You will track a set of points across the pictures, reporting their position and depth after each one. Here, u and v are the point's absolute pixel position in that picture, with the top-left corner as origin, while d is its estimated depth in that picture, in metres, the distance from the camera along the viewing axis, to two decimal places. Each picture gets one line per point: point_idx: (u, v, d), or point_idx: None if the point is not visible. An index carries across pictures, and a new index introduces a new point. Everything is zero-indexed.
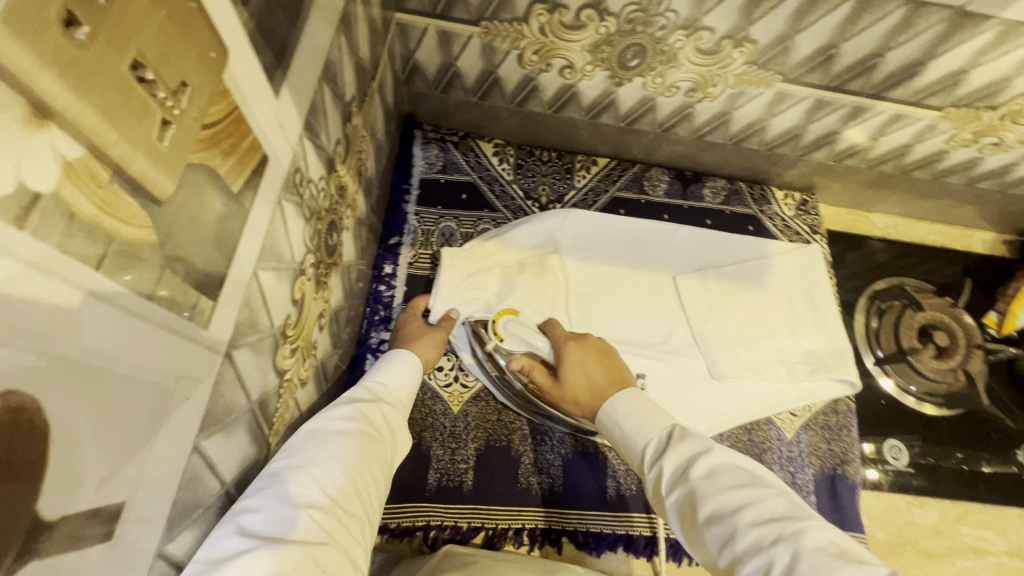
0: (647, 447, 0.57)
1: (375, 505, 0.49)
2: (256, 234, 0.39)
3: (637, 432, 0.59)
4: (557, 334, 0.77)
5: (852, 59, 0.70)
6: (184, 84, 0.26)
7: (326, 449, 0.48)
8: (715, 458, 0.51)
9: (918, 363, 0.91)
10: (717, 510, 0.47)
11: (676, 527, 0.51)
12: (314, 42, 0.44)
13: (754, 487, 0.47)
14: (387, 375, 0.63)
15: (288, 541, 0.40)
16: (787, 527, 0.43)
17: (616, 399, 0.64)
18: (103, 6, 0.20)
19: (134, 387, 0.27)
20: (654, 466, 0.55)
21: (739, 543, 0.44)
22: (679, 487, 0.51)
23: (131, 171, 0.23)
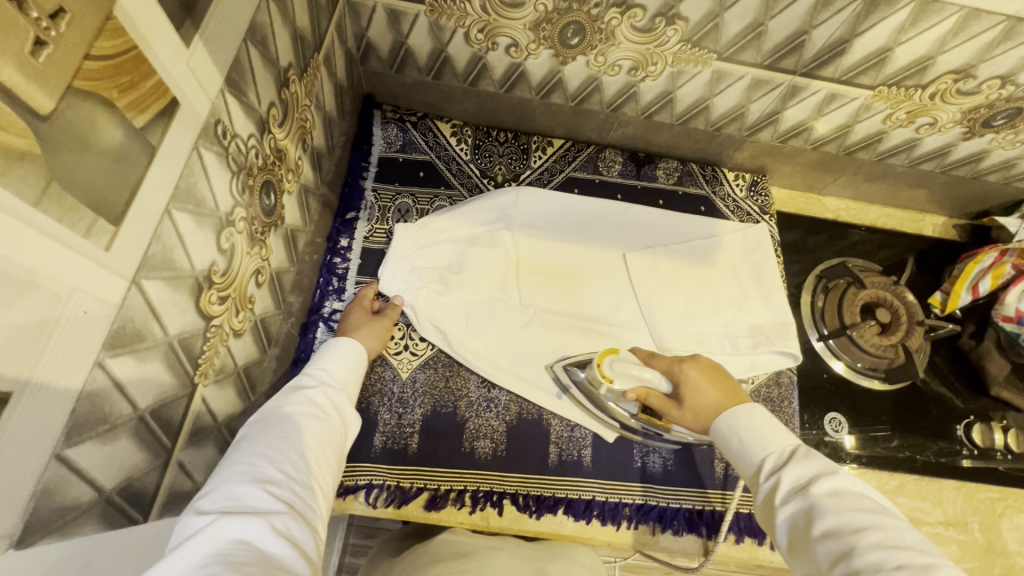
0: (766, 458, 0.60)
1: (326, 478, 0.56)
2: (168, 173, 0.42)
3: (755, 444, 0.62)
4: (664, 361, 0.76)
5: (781, 36, 0.73)
6: (61, 9, 0.29)
7: (272, 437, 0.54)
8: (840, 481, 0.53)
9: (859, 338, 0.92)
10: (839, 526, 0.48)
11: (781, 539, 0.54)
12: (234, 1, 0.47)
13: (879, 515, 0.49)
14: (328, 363, 0.70)
15: (248, 510, 0.45)
16: (915, 559, 0.44)
17: (736, 412, 0.66)
18: None
19: (19, 286, 0.30)
20: (771, 476, 0.57)
21: (859, 559, 0.45)
22: (798, 498, 0.53)
23: (4, 80, 0.26)
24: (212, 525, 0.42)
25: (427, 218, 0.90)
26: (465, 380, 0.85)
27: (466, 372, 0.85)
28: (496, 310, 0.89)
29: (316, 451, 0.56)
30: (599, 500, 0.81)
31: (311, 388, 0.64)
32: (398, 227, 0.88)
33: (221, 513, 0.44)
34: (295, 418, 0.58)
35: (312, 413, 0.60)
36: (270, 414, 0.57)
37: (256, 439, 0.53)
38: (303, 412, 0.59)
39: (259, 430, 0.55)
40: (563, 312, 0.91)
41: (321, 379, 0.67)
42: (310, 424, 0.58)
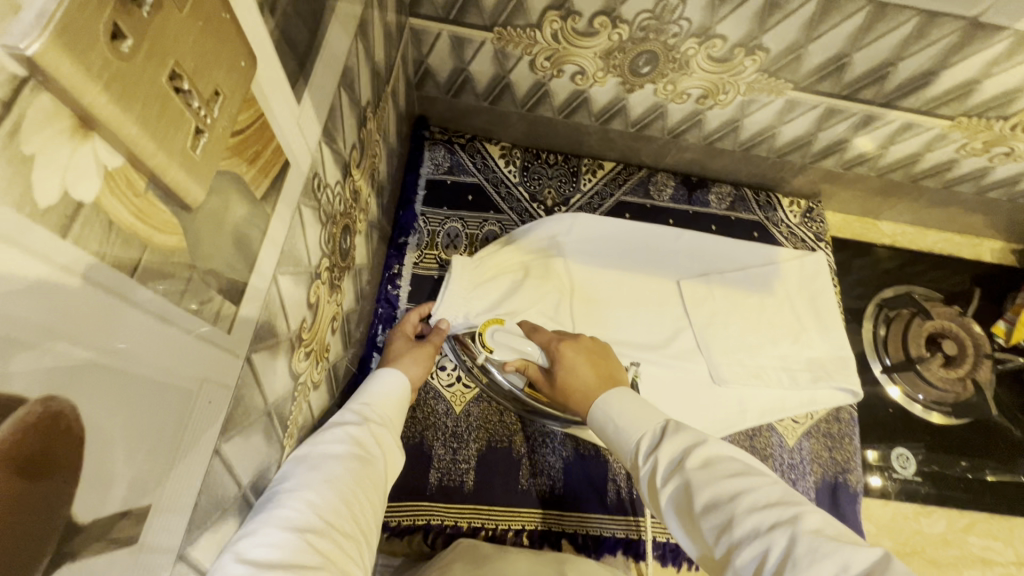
0: (642, 438, 0.55)
1: (365, 523, 0.50)
2: (277, 239, 0.39)
3: (631, 426, 0.57)
4: (543, 337, 0.74)
5: (865, 68, 0.70)
6: (216, 93, 0.26)
7: (314, 475, 0.48)
8: (710, 449, 0.50)
9: (926, 372, 0.92)
10: (715, 496, 0.46)
11: (668, 522, 0.50)
12: (333, 48, 0.45)
13: (748, 474, 0.47)
14: (376, 395, 0.63)
15: (285, 567, 0.40)
16: (784, 513, 0.43)
17: (611, 396, 0.61)
18: (146, 18, 0.20)
19: (162, 391, 0.27)
20: (650, 458, 0.53)
21: (737, 530, 0.43)
22: (675, 476, 0.50)
23: (165, 180, 0.24)
24: None
25: (480, 253, 0.87)
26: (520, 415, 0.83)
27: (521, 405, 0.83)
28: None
29: (356, 495, 0.50)
30: (659, 542, 0.79)
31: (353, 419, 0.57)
32: (455, 260, 0.84)
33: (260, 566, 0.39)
34: (337, 456, 0.51)
35: (358, 454, 0.53)
36: (318, 448, 0.51)
37: (302, 474, 0.48)
38: (349, 451, 0.53)
39: (302, 463, 0.49)
40: (619, 342, 0.88)
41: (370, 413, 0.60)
42: (352, 462, 0.52)
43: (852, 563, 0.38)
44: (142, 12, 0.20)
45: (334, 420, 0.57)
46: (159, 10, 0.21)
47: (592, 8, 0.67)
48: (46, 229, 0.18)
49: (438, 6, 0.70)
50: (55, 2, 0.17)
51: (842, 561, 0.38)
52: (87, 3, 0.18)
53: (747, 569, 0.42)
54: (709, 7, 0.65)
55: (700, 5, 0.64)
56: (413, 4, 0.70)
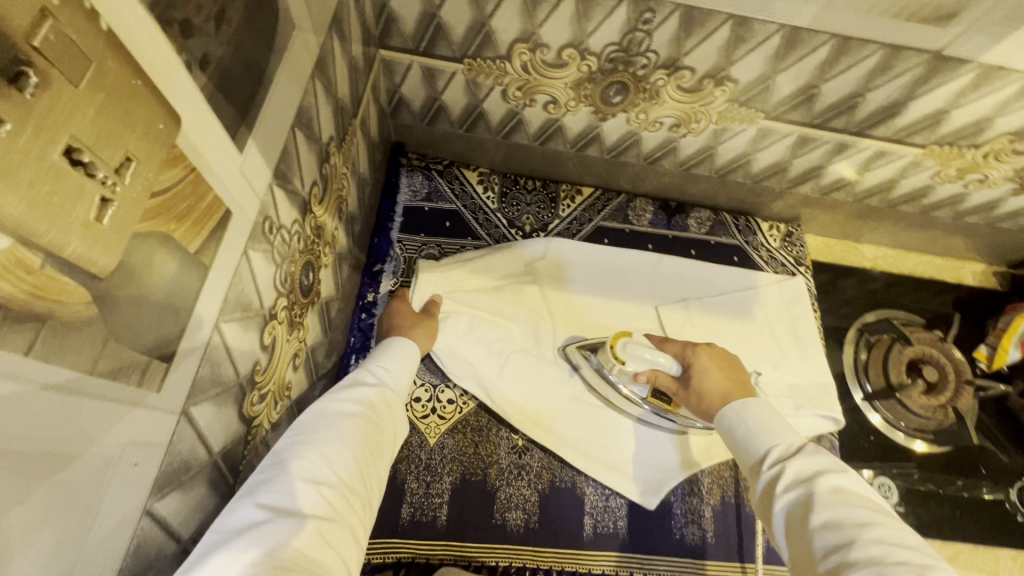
0: (774, 449, 0.58)
1: (374, 478, 0.52)
2: (218, 289, 0.38)
3: (764, 436, 0.60)
4: (676, 347, 0.77)
5: (833, 99, 0.70)
6: (128, 160, 0.26)
7: (330, 431, 0.49)
8: (846, 481, 0.52)
9: (907, 399, 0.91)
10: (839, 519, 0.47)
11: (776, 525, 0.53)
12: (284, 92, 0.45)
13: (880, 515, 0.48)
14: (395, 357, 0.63)
15: (296, 516, 0.42)
16: (912, 559, 0.44)
17: (748, 404, 0.65)
18: (29, 100, 0.20)
19: (72, 464, 0.27)
20: (774, 466, 0.56)
21: (856, 551, 0.44)
22: (799, 487, 0.52)
23: (66, 254, 0.23)
24: (263, 527, 0.40)
25: (444, 263, 0.87)
26: (496, 445, 0.81)
27: (495, 436, 0.81)
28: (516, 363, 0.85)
29: (368, 452, 0.51)
30: None
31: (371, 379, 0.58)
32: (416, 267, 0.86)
33: (273, 514, 0.41)
34: (353, 412, 0.53)
35: (374, 414, 0.54)
36: (336, 403, 0.53)
37: (319, 427, 0.49)
38: (365, 410, 0.54)
39: (320, 418, 0.50)
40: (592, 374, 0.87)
41: (387, 376, 0.60)
42: (366, 419, 0.53)
43: None
44: (24, 94, 0.19)
45: (353, 376, 0.58)
46: (46, 87, 0.20)
47: (560, 41, 0.67)
48: None
49: (407, 37, 0.71)
50: None
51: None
52: None
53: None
54: (675, 40, 0.65)
55: (666, 37, 0.64)
56: (382, 36, 0.70)
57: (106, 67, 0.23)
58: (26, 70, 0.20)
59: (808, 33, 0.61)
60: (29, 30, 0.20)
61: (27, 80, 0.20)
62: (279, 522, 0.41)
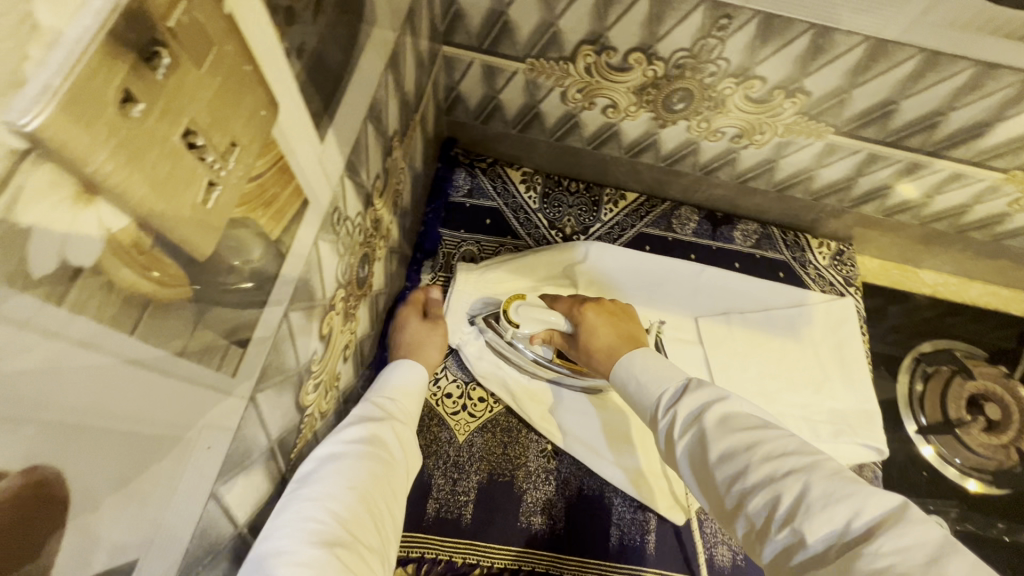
0: (662, 395, 0.54)
1: (388, 524, 0.50)
2: (290, 279, 0.39)
3: (651, 384, 0.56)
4: (566, 305, 0.75)
5: (912, 116, 0.67)
6: (233, 145, 0.25)
7: (343, 479, 0.48)
8: (730, 405, 0.49)
9: (965, 436, 0.86)
10: (732, 448, 0.46)
11: (681, 469, 0.50)
12: (361, 84, 0.45)
13: (763, 427, 0.47)
14: (395, 388, 0.62)
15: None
16: (799, 462, 0.42)
17: (634, 354, 0.60)
18: (160, 80, 0.20)
19: (158, 445, 0.27)
20: (667, 412, 0.52)
21: (753, 479, 0.43)
22: (693, 429, 0.49)
23: (173, 236, 0.23)
24: None
25: (483, 265, 0.87)
26: (524, 447, 0.79)
27: (524, 437, 0.80)
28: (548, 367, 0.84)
29: (381, 497, 0.50)
30: None
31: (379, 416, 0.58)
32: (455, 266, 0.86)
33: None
34: (365, 455, 0.51)
35: (384, 455, 0.53)
36: (342, 448, 0.51)
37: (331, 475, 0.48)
38: (374, 451, 0.52)
39: (331, 465, 0.49)
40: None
41: (392, 410, 0.59)
42: (378, 463, 0.52)
43: (863, 508, 0.39)
44: (156, 74, 0.19)
45: (359, 415, 0.57)
46: (175, 68, 0.20)
47: (628, 44, 0.65)
48: (39, 299, 0.18)
49: (472, 35, 0.70)
50: (62, 74, 0.16)
51: (855, 505, 0.39)
52: (97, 70, 0.17)
53: (759, 517, 0.42)
54: (749, 48, 0.62)
55: (740, 45, 0.62)
56: (448, 33, 0.70)
57: (225, 51, 0.23)
58: (161, 50, 0.19)
59: (894, 46, 0.58)
60: (166, 10, 0.19)
61: (161, 61, 0.20)
62: None
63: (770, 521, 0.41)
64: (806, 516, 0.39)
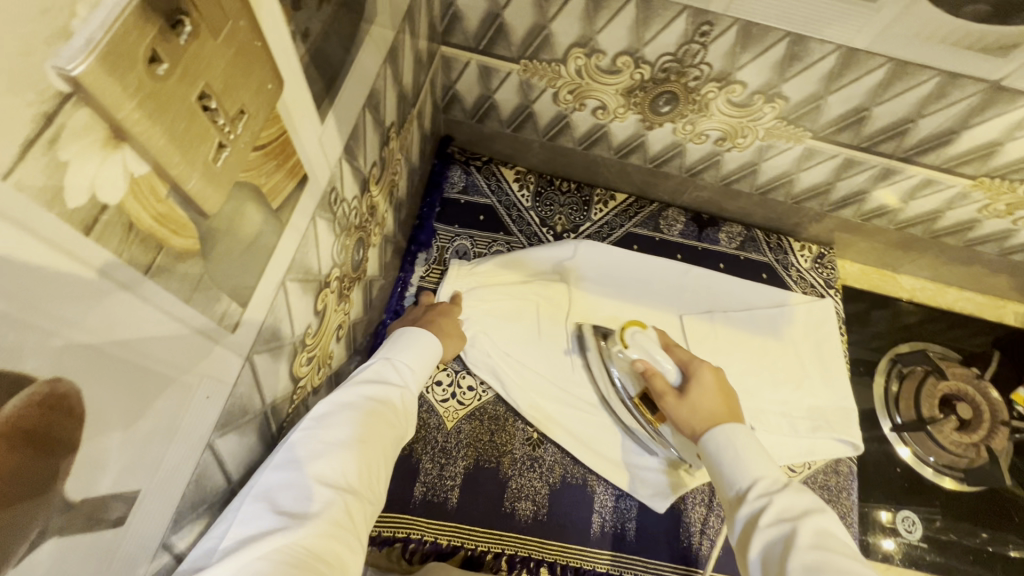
0: (755, 484, 0.58)
1: (385, 476, 0.51)
2: (288, 250, 0.41)
3: (747, 471, 0.60)
4: (682, 355, 0.77)
5: (884, 123, 0.70)
6: (242, 112, 0.28)
7: (347, 429, 0.48)
8: (824, 524, 0.52)
9: (939, 434, 0.89)
10: (814, 559, 0.48)
11: (753, 562, 0.53)
12: (361, 73, 0.48)
13: (855, 561, 0.49)
14: (414, 355, 0.62)
15: (313, 519, 0.42)
16: None
17: (734, 432, 0.65)
18: (183, 45, 0.23)
19: (163, 384, 0.29)
20: (758, 499, 0.56)
21: None
22: (778, 527, 0.53)
23: (186, 188, 0.26)
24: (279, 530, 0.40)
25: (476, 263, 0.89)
26: (510, 435, 0.81)
27: (511, 426, 0.82)
28: (533, 362, 0.86)
29: (382, 451, 0.51)
30: None
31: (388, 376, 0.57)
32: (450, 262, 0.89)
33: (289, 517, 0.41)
34: (371, 410, 0.51)
35: (394, 415, 0.54)
36: (358, 399, 0.52)
37: (337, 424, 0.48)
38: (385, 409, 0.53)
39: (338, 415, 0.49)
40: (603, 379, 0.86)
41: (402, 372, 0.59)
42: (382, 418, 0.52)
43: None
44: (179, 39, 0.22)
45: (371, 371, 0.57)
46: (195, 36, 0.23)
47: (617, 47, 0.69)
48: (71, 228, 0.20)
49: (469, 36, 0.74)
50: (103, 29, 0.19)
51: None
52: (132, 30, 0.20)
53: None
54: (730, 54, 0.66)
55: (721, 51, 0.66)
56: (445, 33, 0.74)
57: (238, 26, 0.26)
58: (183, 19, 0.22)
59: (864, 55, 0.62)
60: None
61: (183, 28, 0.22)
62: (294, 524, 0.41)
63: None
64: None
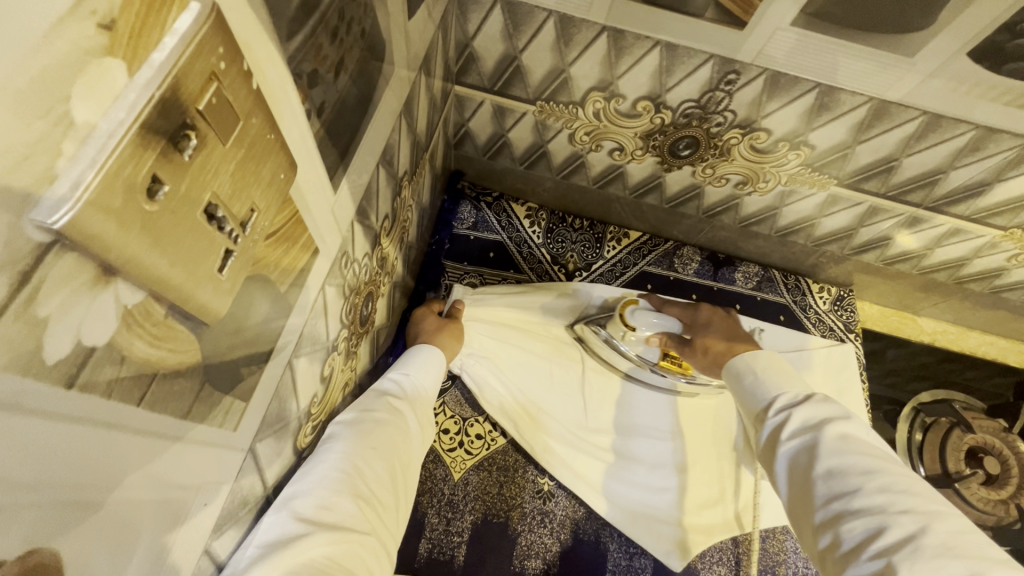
0: (779, 397, 0.55)
1: (402, 487, 0.52)
2: (296, 328, 0.38)
3: (771, 385, 0.56)
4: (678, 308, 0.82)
5: (913, 173, 0.68)
6: (252, 211, 0.26)
7: (365, 441, 0.49)
8: (853, 427, 0.48)
9: (965, 490, 0.85)
10: (843, 466, 0.45)
11: (779, 471, 0.50)
12: (377, 132, 0.45)
13: (889, 464, 0.45)
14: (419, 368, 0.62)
15: (335, 528, 0.42)
16: (921, 505, 0.41)
17: (758, 355, 0.61)
18: (187, 161, 0.20)
19: (156, 507, 0.26)
20: (781, 413, 0.53)
21: (858, 500, 0.42)
22: (802, 436, 0.49)
23: (187, 304, 0.23)
24: (305, 538, 0.40)
25: (494, 299, 0.85)
26: (520, 488, 0.77)
27: (521, 477, 0.78)
28: (548, 405, 0.84)
29: (398, 462, 0.52)
30: None
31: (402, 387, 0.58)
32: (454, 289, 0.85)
33: (314, 526, 0.41)
34: (386, 422, 0.52)
35: (405, 425, 0.54)
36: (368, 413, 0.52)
37: (355, 436, 0.49)
38: (397, 419, 0.54)
39: (354, 427, 0.50)
40: (612, 429, 0.85)
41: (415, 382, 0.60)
42: (397, 429, 0.53)
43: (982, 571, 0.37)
44: (183, 156, 0.20)
45: (384, 384, 0.58)
46: (201, 148, 0.20)
47: (636, 92, 0.67)
48: (50, 383, 0.17)
49: (484, 77, 0.71)
50: (94, 169, 0.16)
51: (974, 569, 0.37)
52: (128, 162, 0.17)
53: (850, 537, 0.41)
54: (755, 102, 0.64)
55: (746, 99, 0.64)
56: (460, 73, 0.72)
57: (250, 124, 0.23)
58: (189, 132, 0.20)
59: (897, 107, 0.60)
60: (198, 94, 0.20)
61: (188, 142, 0.20)
62: (318, 534, 0.41)
63: (861, 546, 0.40)
64: (910, 555, 0.38)
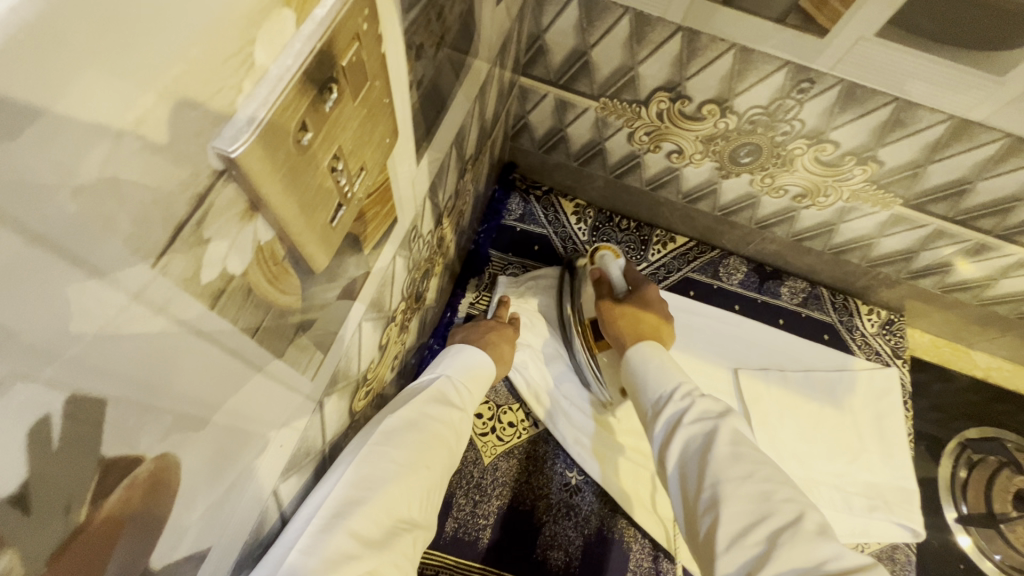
0: (677, 386, 0.53)
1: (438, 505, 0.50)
2: (368, 293, 0.40)
3: (669, 376, 0.55)
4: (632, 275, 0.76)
5: (985, 198, 0.66)
6: (361, 169, 0.27)
7: (414, 454, 0.47)
8: (739, 418, 0.48)
9: (1010, 533, 0.82)
10: (733, 455, 0.44)
11: (669, 461, 0.48)
12: (454, 113, 0.47)
13: (764, 455, 0.46)
14: (469, 370, 0.60)
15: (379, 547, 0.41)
16: (795, 495, 0.42)
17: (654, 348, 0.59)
18: (327, 112, 0.22)
19: (247, 440, 0.28)
20: (681, 403, 0.51)
21: (743, 489, 0.42)
22: (696, 425, 0.48)
23: (303, 250, 0.25)
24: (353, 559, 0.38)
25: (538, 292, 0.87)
26: (548, 478, 0.78)
27: (549, 468, 0.79)
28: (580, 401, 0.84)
29: (439, 480, 0.50)
30: None
31: (452, 394, 0.57)
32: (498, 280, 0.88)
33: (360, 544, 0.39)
34: (436, 435, 0.50)
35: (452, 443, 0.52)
36: (420, 414, 0.51)
37: (406, 445, 0.47)
38: (448, 433, 0.52)
39: (407, 434, 0.48)
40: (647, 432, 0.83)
41: (467, 395, 0.59)
42: (444, 441, 0.51)
43: (843, 553, 0.38)
44: (325, 106, 0.21)
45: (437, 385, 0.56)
46: (338, 102, 0.22)
47: (703, 95, 0.67)
48: (199, 304, 0.19)
49: (551, 70, 0.72)
50: (265, 107, 0.18)
51: (838, 549, 0.38)
52: (289, 106, 0.19)
53: (730, 525, 0.41)
54: (826, 113, 0.63)
55: (817, 110, 0.63)
56: (527, 65, 0.73)
57: (375, 86, 0.25)
58: (331, 86, 0.21)
59: (978, 128, 0.58)
60: (343, 52, 0.21)
61: (330, 95, 0.21)
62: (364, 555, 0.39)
63: (745, 532, 0.41)
64: (789, 540, 0.39)
